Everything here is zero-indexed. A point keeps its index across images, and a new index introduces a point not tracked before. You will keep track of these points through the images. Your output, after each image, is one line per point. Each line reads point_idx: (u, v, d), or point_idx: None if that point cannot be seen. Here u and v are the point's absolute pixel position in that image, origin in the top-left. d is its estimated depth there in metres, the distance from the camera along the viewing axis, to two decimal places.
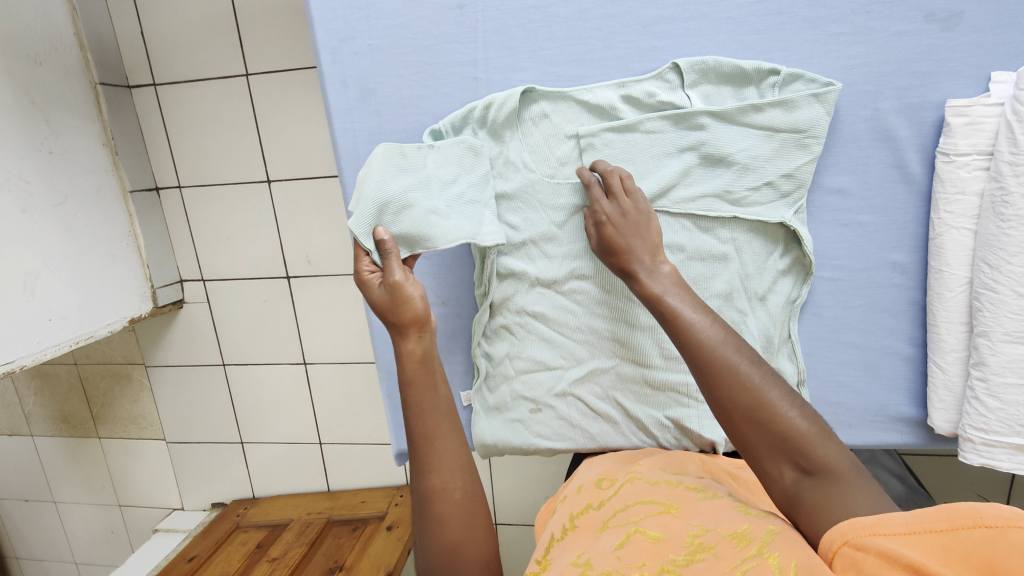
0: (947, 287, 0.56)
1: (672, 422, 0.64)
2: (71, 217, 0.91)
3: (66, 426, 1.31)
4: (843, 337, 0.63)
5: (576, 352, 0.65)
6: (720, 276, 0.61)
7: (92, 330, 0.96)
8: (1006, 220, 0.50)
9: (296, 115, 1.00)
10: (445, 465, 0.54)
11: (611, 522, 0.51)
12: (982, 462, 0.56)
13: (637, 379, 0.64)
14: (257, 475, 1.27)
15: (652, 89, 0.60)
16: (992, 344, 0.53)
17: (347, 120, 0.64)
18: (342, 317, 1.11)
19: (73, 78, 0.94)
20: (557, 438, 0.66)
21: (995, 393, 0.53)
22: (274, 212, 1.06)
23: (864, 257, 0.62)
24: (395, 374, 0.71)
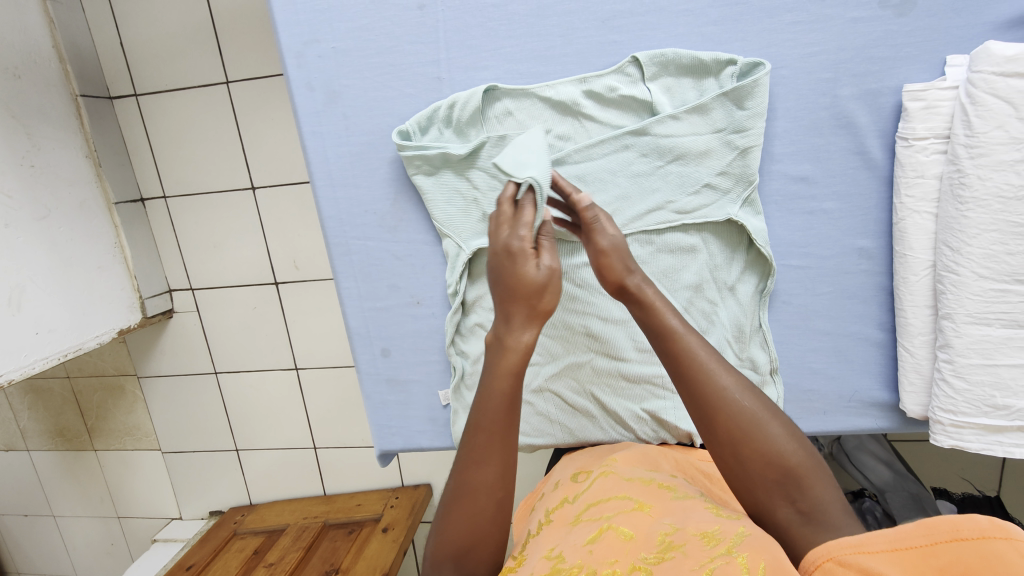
0: (911, 270, 0.57)
1: (650, 415, 0.64)
2: (54, 230, 0.92)
3: (61, 440, 1.31)
4: (814, 324, 0.64)
5: (552, 349, 0.65)
6: (688, 268, 0.62)
7: (80, 342, 0.96)
8: (964, 202, 0.51)
9: (276, 121, 1.00)
10: (498, 461, 0.54)
11: (583, 515, 0.52)
12: (953, 444, 0.56)
13: (613, 373, 0.64)
14: (253, 481, 1.27)
15: (613, 84, 0.60)
16: (956, 327, 0.53)
17: (314, 123, 0.64)
18: (328, 321, 1.11)
19: (53, 91, 0.94)
20: (537, 434, 0.67)
21: (961, 374, 0.54)
22: (258, 218, 1.06)
23: (831, 243, 0.62)
24: (374, 375, 0.71)
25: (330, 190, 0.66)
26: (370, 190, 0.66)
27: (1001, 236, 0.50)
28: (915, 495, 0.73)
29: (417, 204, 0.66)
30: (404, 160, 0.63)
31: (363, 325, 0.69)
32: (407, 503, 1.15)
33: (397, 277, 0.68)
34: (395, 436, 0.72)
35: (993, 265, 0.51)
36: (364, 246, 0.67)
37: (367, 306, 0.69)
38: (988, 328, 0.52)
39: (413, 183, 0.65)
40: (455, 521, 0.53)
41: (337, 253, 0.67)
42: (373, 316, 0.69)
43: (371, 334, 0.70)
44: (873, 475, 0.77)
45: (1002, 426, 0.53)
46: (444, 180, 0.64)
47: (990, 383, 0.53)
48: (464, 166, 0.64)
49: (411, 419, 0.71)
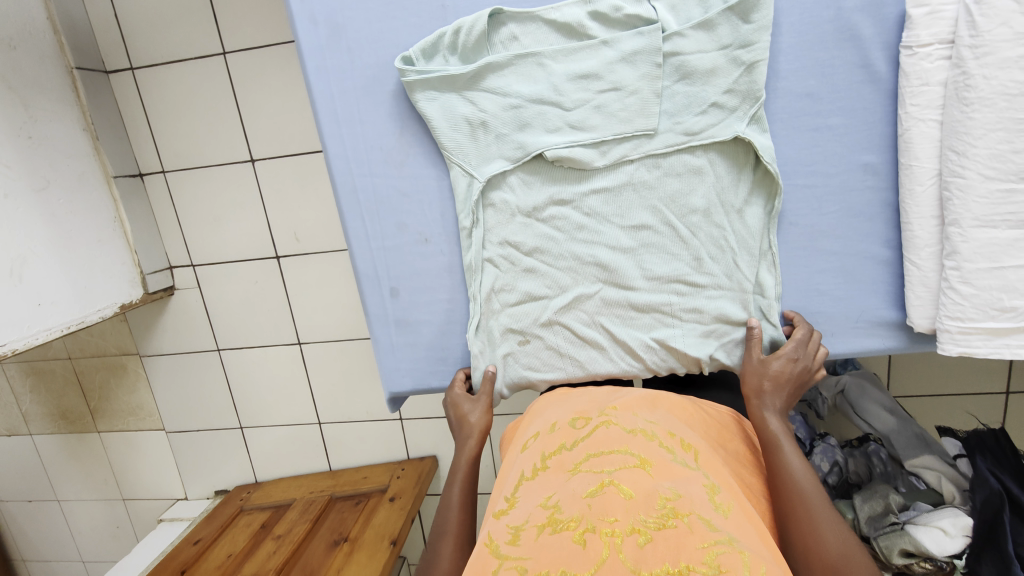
0: (917, 181, 0.57)
1: (658, 344, 0.64)
2: (53, 202, 0.91)
3: (64, 423, 1.31)
4: (821, 245, 0.63)
5: (560, 281, 0.65)
6: (696, 192, 0.61)
7: (83, 316, 0.95)
8: (969, 103, 0.51)
9: (276, 91, 1.00)
10: (453, 538, 0.58)
11: (583, 466, 0.52)
12: (960, 352, 0.57)
13: (621, 302, 0.64)
14: (259, 459, 1.27)
15: (617, 4, 0.59)
16: (963, 232, 0.53)
17: (319, 59, 0.64)
18: (332, 295, 1.12)
19: (48, 64, 0.93)
20: (547, 368, 0.67)
21: (969, 280, 0.54)
22: (259, 189, 1.06)
23: (835, 161, 0.61)
24: (382, 317, 0.70)
25: (334, 127, 0.66)
26: (375, 125, 0.66)
27: (1007, 135, 0.50)
28: (920, 433, 0.73)
29: (423, 135, 0.65)
30: (407, 86, 0.63)
31: (371, 266, 0.69)
32: (413, 474, 1.13)
33: (406, 214, 0.67)
34: (405, 377, 0.72)
35: (999, 165, 0.51)
36: (369, 184, 0.67)
37: (375, 246, 0.68)
38: (996, 230, 0.52)
39: (417, 108, 0.64)
40: None
41: (343, 191, 0.67)
42: (382, 254, 0.69)
43: (379, 275, 0.69)
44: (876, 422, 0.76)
45: (1008, 328, 0.54)
46: (450, 105, 0.63)
47: (997, 286, 0.53)
48: (467, 88, 0.63)
49: (421, 358, 0.71)
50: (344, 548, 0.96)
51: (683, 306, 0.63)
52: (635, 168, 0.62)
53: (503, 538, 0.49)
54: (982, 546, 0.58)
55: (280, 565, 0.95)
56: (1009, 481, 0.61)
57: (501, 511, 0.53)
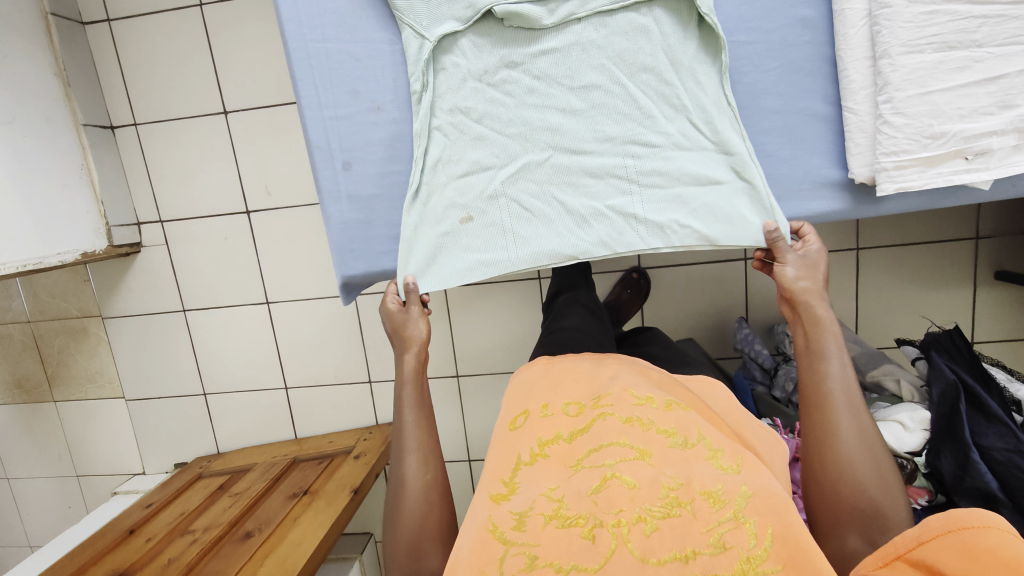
0: (849, 22, 0.49)
1: (614, 213, 0.56)
2: (19, 137, 0.90)
3: (19, 392, 1.26)
4: (763, 105, 0.54)
5: (509, 148, 0.56)
6: (642, 50, 0.53)
7: (42, 256, 0.93)
8: None
9: (251, 43, 1.02)
10: (416, 447, 0.55)
11: (584, 461, 0.48)
12: (897, 190, 0.50)
13: (573, 170, 0.56)
14: (222, 428, 1.23)
15: None
16: (892, 61, 0.47)
17: None
18: (300, 251, 1.11)
19: (24, 6, 0.94)
20: (490, 248, 0.57)
21: (900, 109, 0.47)
22: (231, 141, 1.06)
23: (774, 15, 0.52)
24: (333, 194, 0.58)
25: None
26: None
27: None
28: (879, 354, 0.77)
29: None
30: None
31: (324, 137, 0.56)
32: (380, 437, 1.10)
33: (360, 79, 0.55)
34: (357, 259, 0.59)
35: None
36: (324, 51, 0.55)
37: (328, 116, 0.56)
38: (922, 55, 0.46)
39: None
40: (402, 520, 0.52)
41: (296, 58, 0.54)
42: (338, 125, 0.56)
43: (331, 146, 0.56)
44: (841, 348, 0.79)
45: (939, 157, 0.48)
46: None
47: (926, 113, 0.47)
48: None
49: (376, 238, 0.58)
50: (303, 499, 0.93)
51: (640, 169, 0.55)
52: (582, 27, 0.53)
53: (507, 523, 0.45)
54: (940, 440, 0.59)
55: (236, 516, 0.92)
56: (965, 374, 0.62)
57: (501, 495, 0.48)
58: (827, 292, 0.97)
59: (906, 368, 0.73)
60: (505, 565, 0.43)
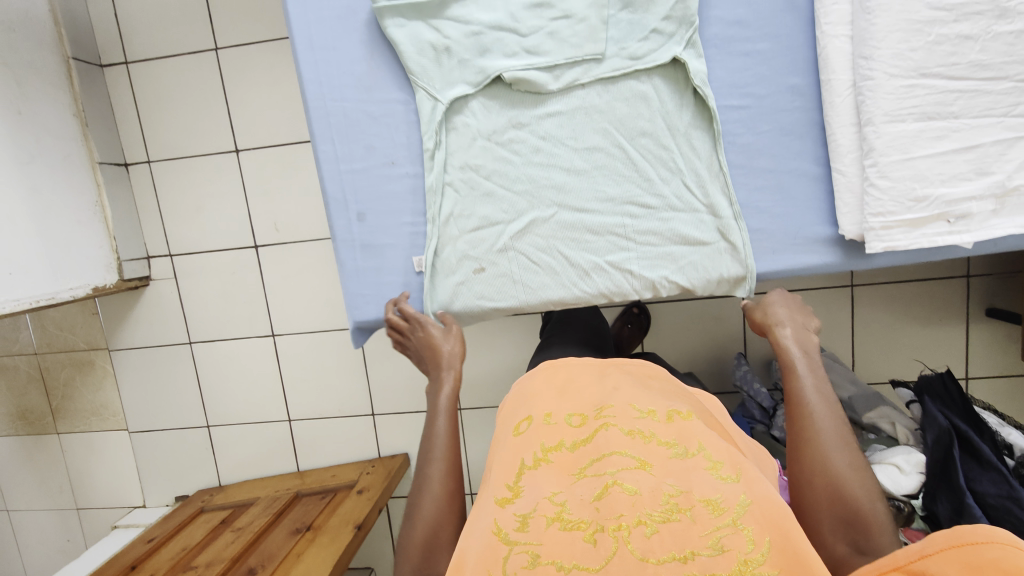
0: (835, 92, 0.53)
1: (613, 267, 0.58)
2: (37, 176, 0.93)
3: (23, 424, 1.26)
4: (759, 164, 0.57)
5: (515, 204, 0.59)
6: (640, 115, 0.57)
7: (54, 292, 0.94)
8: (869, 11, 0.50)
9: (263, 86, 1.06)
10: (445, 453, 0.55)
11: (588, 470, 0.50)
12: (884, 248, 0.53)
13: (576, 226, 0.58)
14: (225, 461, 1.23)
15: None
16: (876, 129, 0.51)
17: None
18: (307, 285, 1.13)
19: (46, 51, 0.97)
20: (501, 297, 0.60)
21: (884, 173, 0.51)
22: (242, 179, 1.10)
23: (764, 83, 0.56)
24: (347, 240, 0.62)
25: (310, 54, 0.59)
26: (349, 50, 0.59)
27: (905, 35, 0.50)
28: (878, 393, 0.78)
29: (391, 59, 0.59)
30: (378, 11, 0.57)
31: (339, 189, 0.61)
32: (383, 471, 1.10)
33: (375, 136, 0.60)
34: (369, 304, 0.63)
35: (900, 63, 0.50)
36: (341, 109, 0.60)
37: (344, 169, 0.60)
38: (904, 124, 0.51)
39: (386, 35, 0.58)
40: (421, 517, 0.51)
41: (314, 115, 0.60)
42: (352, 180, 0.61)
43: (346, 197, 0.61)
44: (839, 388, 0.79)
45: (921, 219, 0.52)
46: (416, 30, 0.57)
47: (910, 177, 0.51)
48: (433, 14, 0.57)
49: (385, 286, 0.62)
50: (306, 534, 0.93)
51: (637, 229, 0.58)
52: (586, 92, 0.58)
53: (511, 525, 0.46)
54: (935, 485, 0.61)
55: (239, 551, 0.92)
56: (957, 420, 0.63)
57: (506, 499, 0.49)
58: (823, 328, 0.99)
59: (901, 410, 0.74)
60: (509, 563, 0.43)
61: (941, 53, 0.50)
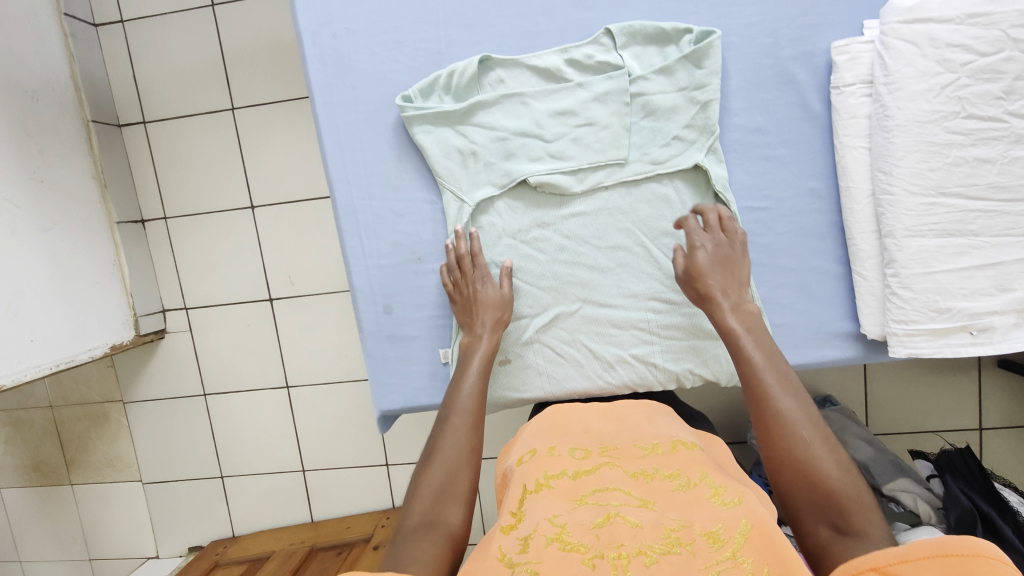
0: (855, 200, 0.64)
1: (637, 359, 0.69)
2: (58, 242, 0.94)
3: (37, 476, 1.27)
4: (780, 262, 0.68)
5: (543, 300, 0.70)
6: (664, 217, 0.68)
7: (73, 355, 0.95)
8: (889, 130, 0.59)
9: (278, 145, 1.08)
10: (469, 417, 0.60)
11: (589, 498, 0.51)
12: (908, 353, 0.62)
13: (603, 321, 0.69)
14: (238, 512, 1.23)
15: (590, 53, 0.67)
16: (897, 242, 0.60)
17: (327, 96, 0.69)
18: (322, 337, 1.14)
19: (68, 116, 1.00)
20: (527, 388, 0.69)
21: (907, 284, 0.61)
22: (257, 233, 1.11)
23: (784, 185, 0.68)
24: (376, 331, 0.71)
25: (338, 154, 0.69)
26: (376, 151, 0.70)
27: (923, 155, 0.58)
28: (896, 462, 0.77)
29: (417, 160, 0.70)
30: (407, 120, 0.68)
31: (366, 283, 0.71)
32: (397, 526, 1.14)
33: (400, 233, 0.71)
34: (395, 394, 0.72)
35: (919, 181, 0.59)
36: (368, 207, 0.70)
37: (372, 264, 0.71)
38: (925, 239, 0.59)
39: (414, 140, 0.69)
40: (435, 465, 0.56)
41: (343, 213, 0.70)
42: (378, 273, 0.71)
43: (373, 292, 0.71)
44: (857, 452, 0.78)
45: (945, 328, 0.60)
46: (444, 137, 0.69)
47: (932, 290, 0.60)
48: (460, 123, 0.68)
49: (412, 374, 0.72)
50: None
51: (660, 324, 0.68)
52: (609, 194, 0.69)
53: (514, 549, 0.46)
54: None
55: None
56: (981, 501, 0.68)
57: (510, 525, 0.49)
58: (841, 389, 0.99)
59: (919, 481, 0.75)
60: None
61: (959, 173, 0.58)
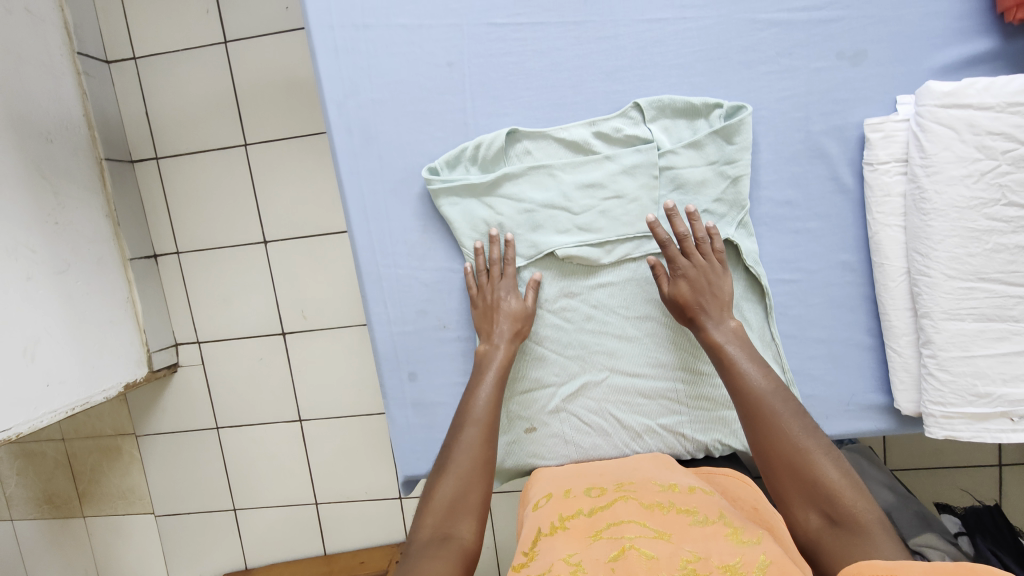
0: (890, 277, 0.65)
1: (665, 429, 0.71)
2: (72, 284, 0.94)
3: (50, 507, 1.26)
4: (810, 333, 0.70)
5: (569, 368, 0.71)
6: None
7: (88, 397, 0.95)
8: (926, 212, 0.60)
9: (290, 179, 1.07)
10: (482, 425, 0.63)
11: (604, 533, 0.56)
12: (946, 435, 0.62)
13: (630, 391, 0.71)
14: (251, 544, 1.23)
15: (618, 126, 0.68)
16: (935, 323, 0.61)
17: (351, 165, 0.70)
18: (335, 371, 1.13)
19: (81, 155, 1.00)
20: (551, 455, 0.72)
21: (945, 367, 0.61)
22: (270, 267, 1.11)
23: (817, 259, 0.69)
24: (399, 398, 0.73)
25: (363, 224, 0.71)
26: (401, 222, 0.71)
27: (961, 240, 0.59)
28: (920, 513, 0.75)
29: (444, 233, 0.72)
30: (433, 193, 0.69)
31: (391, 349, 0.73)
32: None
33: (426, 302, 0.72)
34: (420, 460, 0.74)
35: (958, 266, 0.59)
36: (393, 275, 0.72)
37: (395, 330, 0.72)
38: (962, 322, 0.60)
39: (440, 212, 0.70)
40: (447, 478, 0.59)
41: (368, 281, 0.72)
42: (402, 340, 0.73)
43: (398, 358, 0.73)
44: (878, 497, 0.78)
45: (985, 413, 0.60)
46: (470, 209, 0.70)
47: (970, 373, 0.60)
48: (486, 194, 0.70)
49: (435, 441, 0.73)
50: None
51: (688, 394, 0.71)
52: (636, 265, 0.70)
53: None
54: None
55: None
56: (1008, 559, 0.71)
57: (521, 563, 0.54)
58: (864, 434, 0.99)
59: (944, 537, 0.71)
60: None
61: (999, 259, 0.58)
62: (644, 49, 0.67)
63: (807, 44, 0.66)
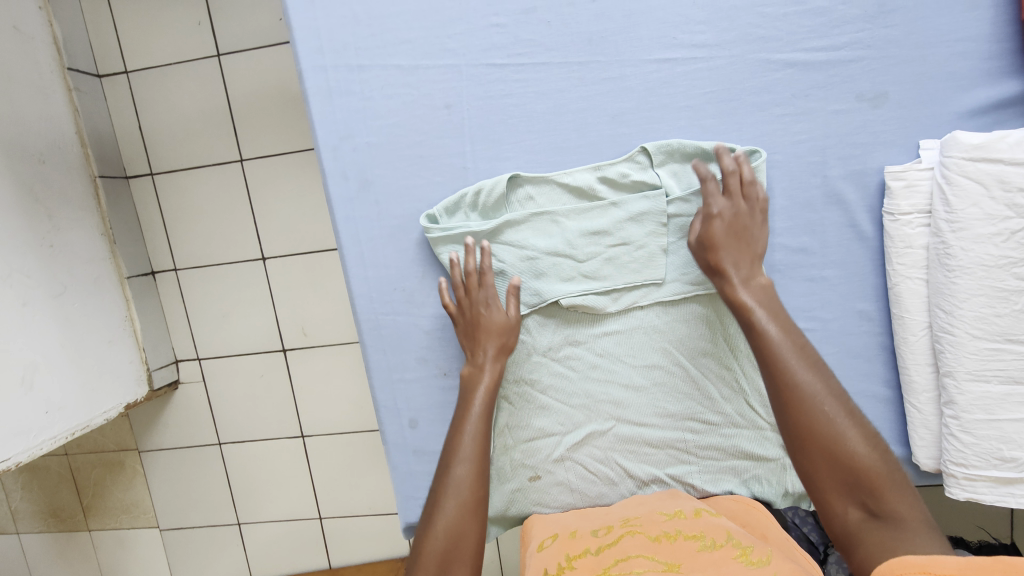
0: (910, 330, 0.63)
1: (674, 479, 0.70)
2: (68, 306, 0.93)
3: (55, 521, 1.27)
4: None
5: (573, 418, 0.70)
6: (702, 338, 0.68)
7: (88, 420, 0.95)
8: (951, 269, 0.57)
9: (287, 196, 1.05)
10: (472, 461, 0.61)
11: (613, 569, 0.55)
12: (968, 497, 0.60)
13: (637, 440, 0.69)
14: (255, 558, 1.23)
15: (624, 171, 0.66)
16: (957, 384, 0.59)
17: (348, 210, 0.68)
18: (336, 390, 1.12)
19: (74, 173, 0.98)
20: (556, 502, 0.72)
21: (968, 429, 0.59)
22: (268, 285, 1.09)
23: (832, 306, 0.68)
24: (400, 445, 0.73)
25: (362, 271, 0.70)
26: (399, 270, 0.70)
27: (987, 300, 0.56)
28: None
29: None
30: (433, 242, 0.68)
31: (391, 397, 0.72)
32: None
33: (425, 350, 0.71)
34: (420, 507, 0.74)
35: (984, 326, 0.57)
36: (394, 321, 0.71)
37: (396, 377, 0.72)
38: (988, 384, 0.58)
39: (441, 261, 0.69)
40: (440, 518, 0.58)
41: (367, 328, 0.71)
42: (403, 388, 0.72)
43: (398, 406, 0.72)
44: None
45: (1011, 477, 0.58)
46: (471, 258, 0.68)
47: (995, 437, 0.58)
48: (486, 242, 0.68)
49: None
50: None
51: (698, 444, 0.69)
52: (644, 313, 0.68)
53: None
54: None
55: None
56: None
57: None
58: None
59: None
60: None
61: None
62: (652, 90, 0.65)
63: (824, 85, 0.63)
